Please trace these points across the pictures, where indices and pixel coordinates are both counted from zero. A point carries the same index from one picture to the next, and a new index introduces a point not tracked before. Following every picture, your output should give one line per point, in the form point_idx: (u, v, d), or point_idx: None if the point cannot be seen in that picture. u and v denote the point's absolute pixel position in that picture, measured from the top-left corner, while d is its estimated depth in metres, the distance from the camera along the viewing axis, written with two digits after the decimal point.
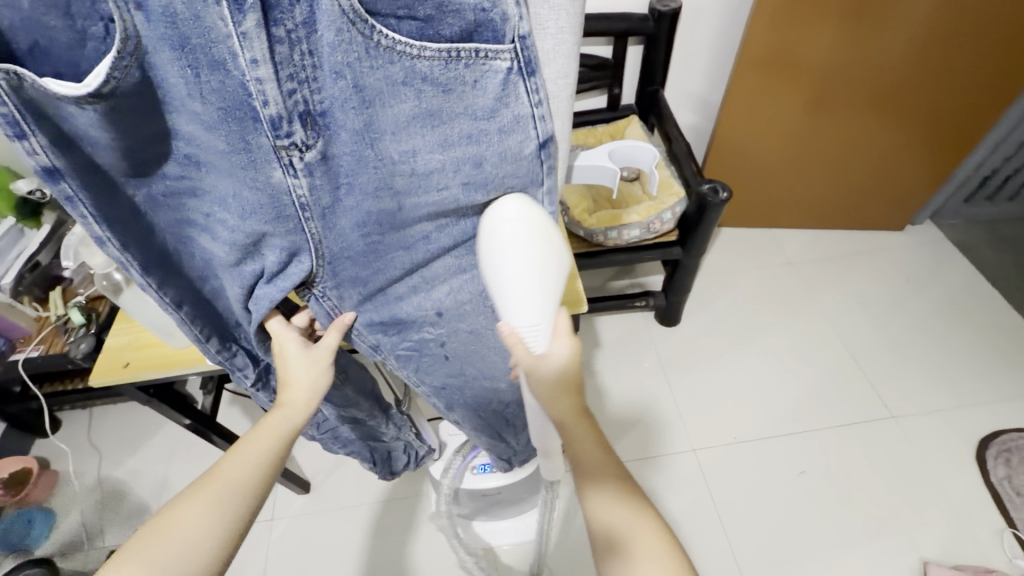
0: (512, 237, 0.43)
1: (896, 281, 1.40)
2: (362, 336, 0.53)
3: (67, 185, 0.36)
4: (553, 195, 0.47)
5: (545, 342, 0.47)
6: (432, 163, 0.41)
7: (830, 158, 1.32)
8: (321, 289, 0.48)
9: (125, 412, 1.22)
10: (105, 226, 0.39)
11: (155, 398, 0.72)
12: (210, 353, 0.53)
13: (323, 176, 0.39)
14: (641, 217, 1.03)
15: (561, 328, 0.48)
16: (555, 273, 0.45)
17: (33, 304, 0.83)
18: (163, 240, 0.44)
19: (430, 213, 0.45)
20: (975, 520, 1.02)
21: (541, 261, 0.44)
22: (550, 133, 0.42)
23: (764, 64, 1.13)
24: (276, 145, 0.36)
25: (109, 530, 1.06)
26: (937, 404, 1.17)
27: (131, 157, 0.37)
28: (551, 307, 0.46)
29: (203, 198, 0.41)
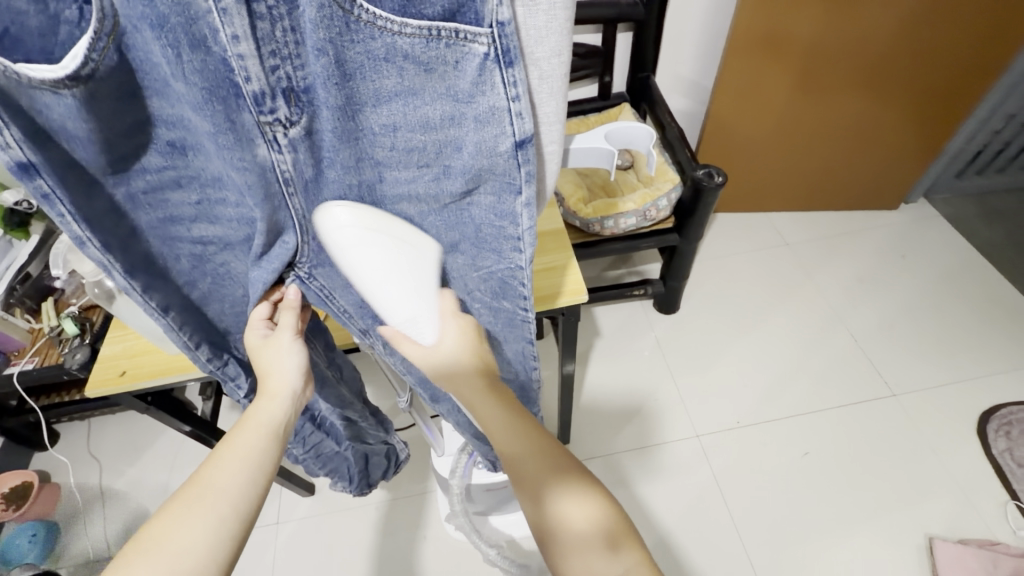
0: (352, 243, 0.42)
1: (892, 258, 1.40)
2: (333, 299, 0.52)
3: (44, 181, 0.35)
4: (530, 207, 0.42)
5: (429, 330, 0.50)
6: (413, 143, 0.39)
7: (823, 139, 1.32)
8: (304, 268, 0.48)
9: (123, 422, 1.21)
10: (86, 226, 0.38)
11: (153, 405, 0.71)
12: (200, 361, 0.52)
13: (307, 151, 0.39)
14: (637, 205, 1.03)
15: (447, 310, 0.51)
16: (411, 266, 0.46)
17: (25, 316, 0.82)
18: (147, 243, 0.44)
19: (414, 201, 0.44)
20: (980, 494, 1.02)
21: (391, 257, 0.44)
22: (529, 132, 0.38)
23: (755, 43, 1.12)
24: (259, 120, 0.36)
25: (114, 540, 1.05)
26: (936, 379, 1.17)
27: (106, 149, 0.37)
28: (425, 296, 0.48)
29: (186, 187, 0.42)
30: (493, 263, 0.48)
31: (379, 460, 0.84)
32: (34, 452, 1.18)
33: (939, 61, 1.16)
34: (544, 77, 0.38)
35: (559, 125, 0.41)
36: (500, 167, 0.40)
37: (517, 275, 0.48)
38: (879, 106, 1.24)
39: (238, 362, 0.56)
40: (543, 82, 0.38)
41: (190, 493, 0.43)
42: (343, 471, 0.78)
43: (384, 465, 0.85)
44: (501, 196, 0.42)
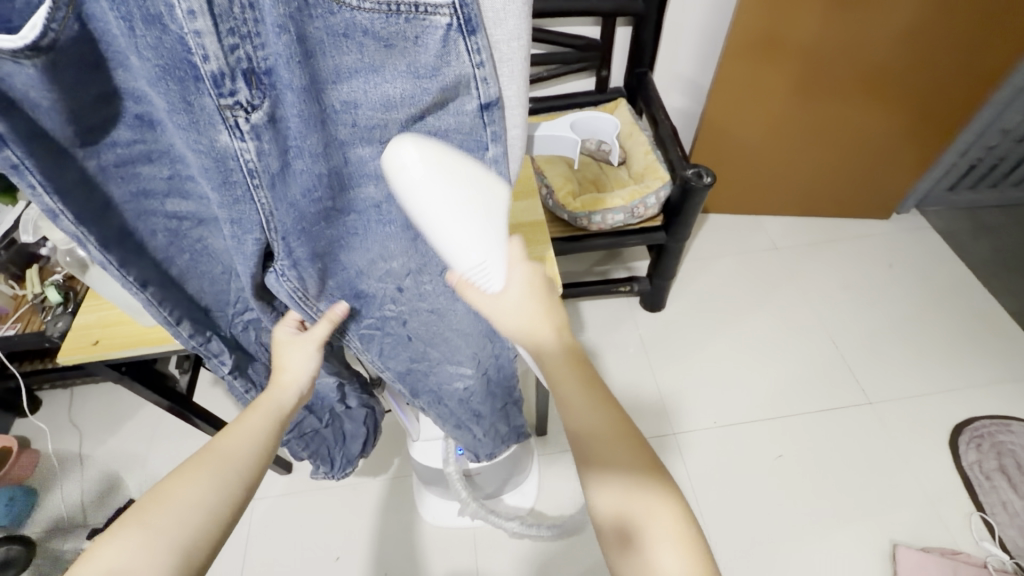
0: (425, 189, 0.37)
1: (879, 268, 1.40)
2: (309, 301, 0.49)
3: (12, 153, 0.34)
4: (500, 163, 0.43)
5: (500, 280, 0.44)
6: (375, 121, 0.39)
7: (824, 145, 1.32)
8: (279, 265, 0.45)
9: (105, 392, 1.22)
10: (57, 198, 0.38)
11: (127, 376, 0.71)
12: (182, 336, 0.52)
13: (271, 140, 0.37)
14: (625, 202, 1.03)
15: (514, 257, 0.46)
16: (484, 210, 0.40)
17: (9, 282, 0.86)
18: (123, 216, 0.43)
19: (379, 181, 0.44)
20: (945, 503, 1.04)
21: (468, 201, 0.38)
22: (494, 95, 0.39)
23: (752, 44, 1.12)
24: (219, 105, 0.34)
25: (92, 508, 1.06)
26: (913, 390, 1.19)
27: (75, 121, 0.36)
28: (500, 242, 0.43)
29: (157, 161, 0.42)
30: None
31: (354, 430, 0.80)
32: (16, 417, 1.18)
33: (933, 70, 1.15)
34: (505, 60, 0.39)
35: (521, 110, 0.43)
36: (467, 129, 0.41)
37: None
38: (875, 115, 1.24)
39: (221, 339, 0.57)
40: (503, 65, 0.39)
41: (200, 461, 0.45)
42: (324, 454, 0.79)
43: (363, 437, 0.81)
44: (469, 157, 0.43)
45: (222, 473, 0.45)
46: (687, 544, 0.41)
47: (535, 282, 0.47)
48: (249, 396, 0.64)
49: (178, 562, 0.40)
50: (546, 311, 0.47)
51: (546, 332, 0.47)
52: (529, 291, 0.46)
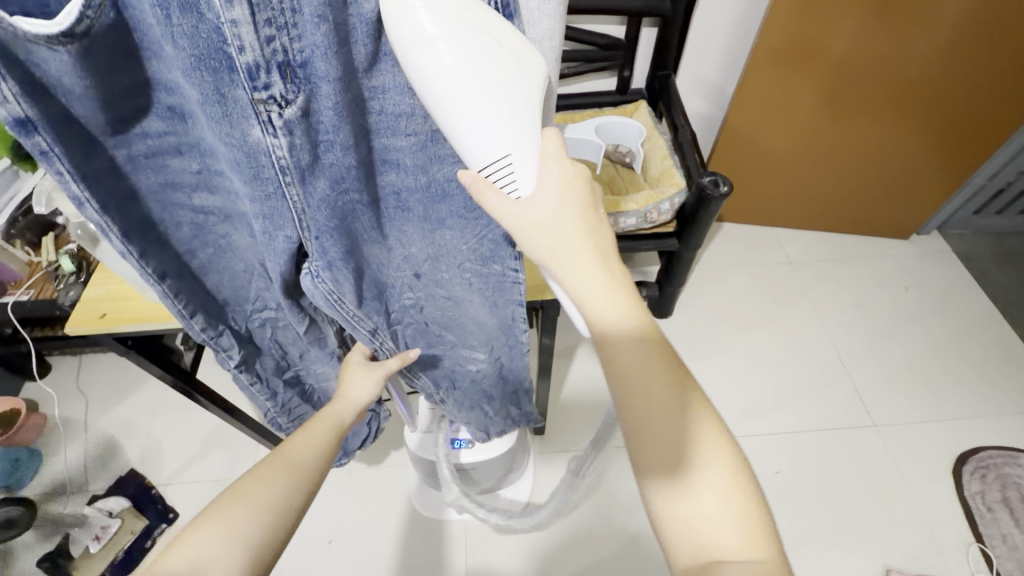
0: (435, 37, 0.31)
1: (894, 288, 1.38)
2: (343, 302, 0.49)
3: (42, 139, 0.34)
4: None
5: (529, 178, 0.37)
6: (401, 106, 0.39)
7: (848, 163, 1.30)
8: (312, 265, 0.44)
9: (113, 361, 1.24)
10: (83, 184, 0.38)
11: (133, 349, 0.71)
12: (194, 329, 0.53)
13: (304, 134, 0.36)
14: (639, 206, 1.01)
15: (549, 150, 0.37)
16: (496, 74, 0.33)
17: (25, 248, 0.93)
18: (147, 207, 0.44)
19: (399, 170, 0.43)
20: (943, 531, 1.03)
21: (478, 59, 0.33)
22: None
23: (782, 52, 1.10)
24: (253, 98, 0.33)
25: (95, 473, 1.08)
26: (920, 415, 1.17)
27: (105, 107, 0.36)
28: (523, 128, 0.36)
29: (186, 154, 0.42)
30: (484, 237, 0.50)
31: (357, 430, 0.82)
32: (25, 380, 1.21)
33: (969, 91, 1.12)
34: None
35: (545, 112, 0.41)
36: None
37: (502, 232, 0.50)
38: (903, 133, 1.22)
39: (232, 333, 0.58)
40: None
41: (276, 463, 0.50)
42: None
43: (363, 434, 0.83)
44: None
45: (293, 475, 0.49)
46: (746, 520, 0.39)
47: (579, 189, 0.38)
48: (254, 388, 0.65)
49: (249, 558, 0.43)
50: (593, 232, 0.38)
51: (588, 252, 0.38)
52: (566, 196, 0.38)
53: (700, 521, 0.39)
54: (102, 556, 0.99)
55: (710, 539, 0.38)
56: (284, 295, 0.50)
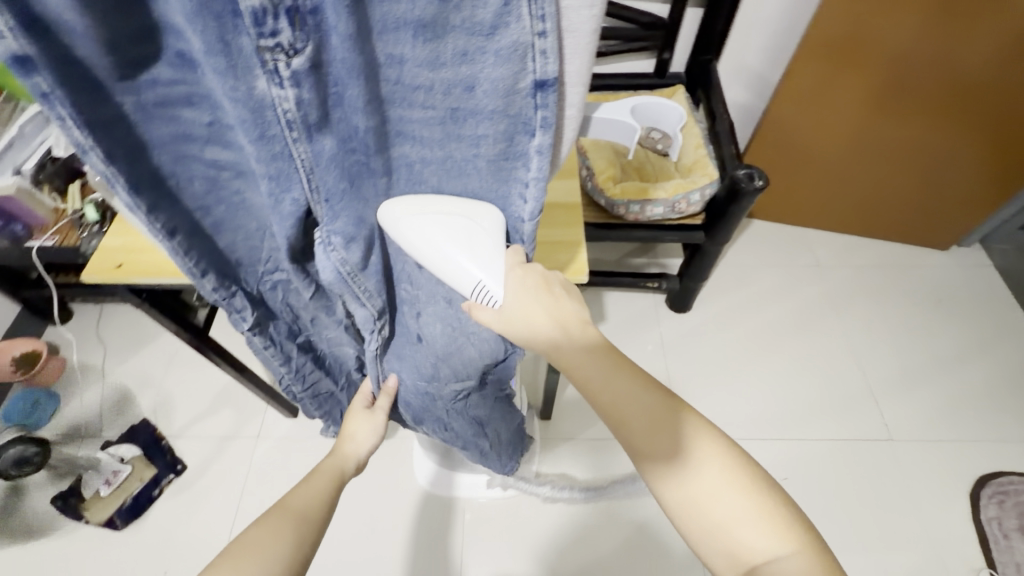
0: (414, 227, 0.45)
1: (928, 300, 1.32)
2: (356, 279, 0.48)
3: (42, 80, 0.30)
4: (544, 154, 0.40)
5: (499, 294, 0.47)
6: (419, 80, 0.36)
7: (888, 167, 1.24)
8: (323, 231, 0.43)
9: (132, 312, 1.26)
10: (87, 133, 0.34)
11: (147, 302, 0.71)
12: (205, 289, 0.49)
13: (312, 88, 0.33)
14: (668, 195, 0.99)
15: (511, 265, 0.47)
16: (462, 234, 0.45)
17: (51, 193, 0.99)
18: (157, 160, 0.39)
19: (416, 142, 0.41)
20: (952, 552, 1.00)
21: (446, 231, 0.45)
22: (553, 74, 0.35)
23: (827, 45, 1.05)
24: (259, 46, 0.31)
25: (108, 420, 1.11)
26: (940, 434, 1.12)
27: (112, 51, 0.32)
28: (488, 259, 0.47)
29: (198, 106, 0.37)
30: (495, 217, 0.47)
31: None
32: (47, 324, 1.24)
33: None
34: (571, 29, 0.34)
35: (582, 89, 0.38)
36: (516, 108, 0.37)
37: (520, 229, 0.47)
38: (952, 138, 1.14)
39: (244, 295, 0.54)
40: (570, 37, 0.34)
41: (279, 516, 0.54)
42: (336, 414, 0.82)
43: None
44: (515, 138, 0.40)
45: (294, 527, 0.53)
46: (766, 512, 0.43)
47: (532, 283, 0.47)
48: (268, 351, 0.63)
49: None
50: (554, 309, 0.47)
51: (548, 328, 0.47)
52: (523, 294, 0.47)
53: (725, 526, 0.43)
54: (111, 500, 1.02)
55: (738, 542, 0.42)
56: (291, 257, 0.48)
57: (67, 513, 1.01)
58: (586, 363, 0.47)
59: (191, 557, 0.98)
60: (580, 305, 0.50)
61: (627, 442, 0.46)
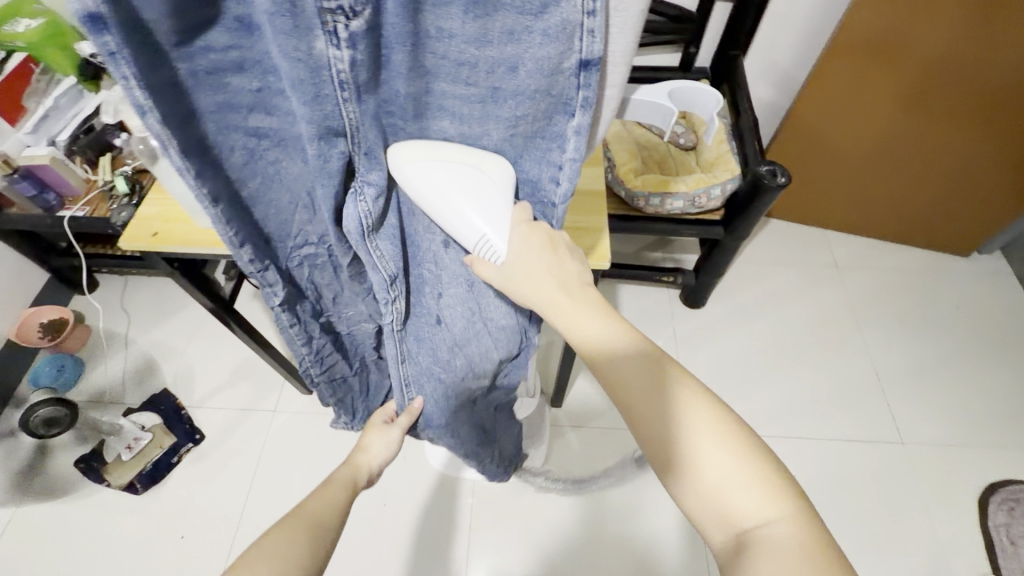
0: (419, 171, 0.44)
1: (945, 306, 1.31)
2: (371, 239, 0.49)
3: (112, 40, 0.31)
4: (581, 134, 0.42)
5: (502, 247, 0.46)
6: (465, 57, 0.37)
7: (907, 174, 1.24)
8: (360, 179, 0.44)
9: (156, 285, 1.29)
10: (148, 95, 0.35)
11: (179, 272, 0.74)
12: (242, 260, 0.50)
13: (367, 50, 0.35)
14: (689, 188, 0.99)
15: (516, 221, 0.47)
16: (466, 181, 0.44)
17: (84, 165, 1.02)
18: (203, 128, 0.40)
19: (455, 119, 0.42)
20: (958, 557, 1.00)
21: (451, 178, 0.44)
22: (598, 54, 0.36)
23: (858, 45, 1.04)
24: (321, 7, 0.32)
25: (132, 388, 1.14)
26: (950, 439, 1.12)
27: (175, 15, 0.33)
28: (494, 212, 0.45)
29: (247, 72, 0.38)
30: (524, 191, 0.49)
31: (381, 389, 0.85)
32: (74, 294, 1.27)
33: None
34: (619, 9, 0.35)
35: (624, 68, 0.38)
36: (558, 87, 0.39)
37: (551, 211, 0.49)
38: (977, 144, 1.13)
39: (277, 269, 0.55)
40: (617, 16, 0.35)
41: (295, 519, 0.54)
42: (349, 403, 0.82)
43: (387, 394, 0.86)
44: (553, 116, 0.42)
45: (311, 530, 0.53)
46: (757, 474, 0.40)
47: (537, 238, 0.47)
48: (293, 330, 0.63)
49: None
50: (554, 267, 0.47)
51: (548, 284, 0.47)
52: (526, 248, 0.46)
53: (713, 488, 0.40)
54: (133, 465, 1.05)
55: (728, 504, 0.40)
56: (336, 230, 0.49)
57: (90, 476, 1.04)
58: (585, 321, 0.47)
59: (206, 523, 1.01)
60: (582, 265, 0.49)
61: (618, 398, 0.45)
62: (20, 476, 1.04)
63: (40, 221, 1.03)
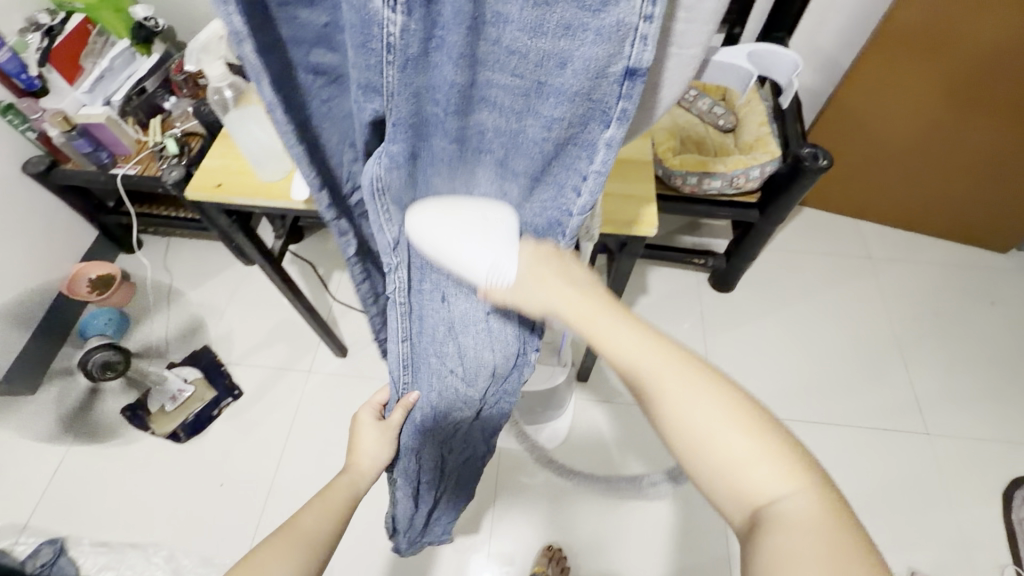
0: (422, 213, 0.42)
1: (981, 301, 1.29)
2: (381, 198, 0.42)
3: None
4: (613, 148, 0.37)
5: (513, 270, 0.41)
6: (516, 45, 0.33)
7: (951, 169, 1.22)
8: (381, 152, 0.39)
9: (197, 247, 1.33)
10: (245, 22, 0.33)
11: (236, 226, 0.77)
12: (321, 205, 0.48)
13: (421, 19, 0.32)
14: (727, 169, 0.99)
15: (526, 252, 0.42)
16: (470, 212, 0.42)
17: (135, 126, 1.08)
18: (286, 62, 0.38)
19: (495, 111, 0.38)
20: (979, 550, 1.00)
21: (454, 213, 0.41)
22: (647, 63, 0.32)
23: (907, 37, 1.03)
24: None
25: (177, 345, 1.19)
26: (978, 432, 1.12)
27: None
28: (502, 238, 0.41)
29: (317, 7, 0.36)
30: None
31: None
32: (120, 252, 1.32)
33: None
34: None
35: (710, 28, 0.35)
36: (600, 94, 0.35)
37: (567, 226, 0.44)
38: None
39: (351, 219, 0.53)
40: None
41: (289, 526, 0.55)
42: None
43: None
44: (590, 125, 0.37)
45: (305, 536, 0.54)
46: (778, 454, 0.36)
47: (544, 258, 0.42)
48: (363, 285, 0.60)
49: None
50: (563, 274, 0.42)
51: (561, 292, 0.41)
52: (535, 268, 0.42)
53: (727, 465, 0.36)
54: (176, 415, 1.10)
55: (740, 480, 0.36)
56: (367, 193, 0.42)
57: (134, 422, 1.09)
58: (597, 315, 0.40)
59: (243, 473, 1.06)
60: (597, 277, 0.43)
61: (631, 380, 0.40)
62: (70, 418, 1.10)
63: (95, 178, 1.08)
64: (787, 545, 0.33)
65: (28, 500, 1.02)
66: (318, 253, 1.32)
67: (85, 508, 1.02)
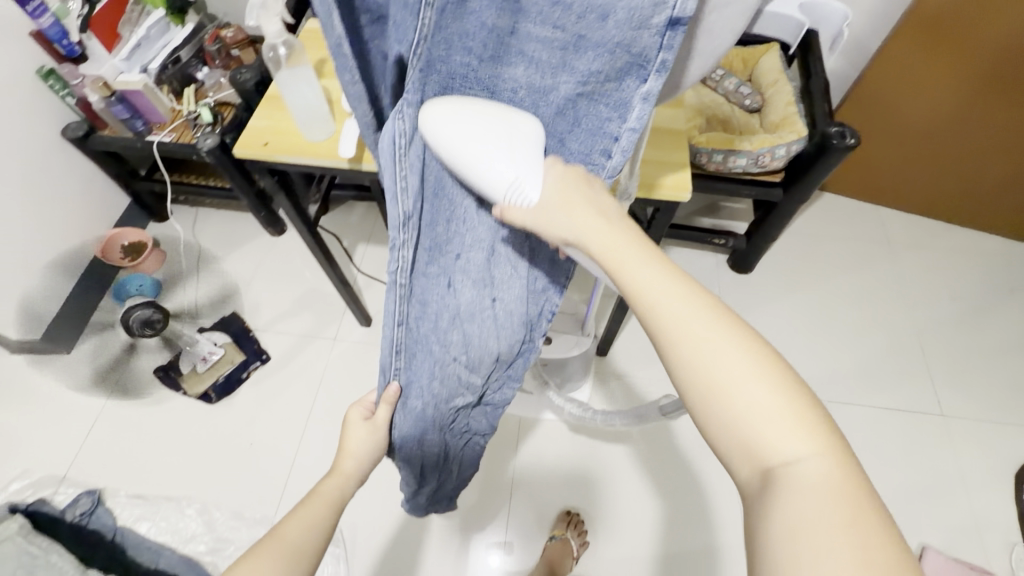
0: (447, 122, 0.38)
1: (1000, 288, 1.29)
2: (403, 158, 0.40)
3: None
4: (648, 102, 0.38)
5: (535, 192, 0.40)
6: None
7: (977, 156, 1.21)
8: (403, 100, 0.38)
9: (224, 217, 1.36)
10: None
11: (277, 187, 0.79)
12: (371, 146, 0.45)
13: None
14: (753, 147, 1.00)
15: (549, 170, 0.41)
16: (496, 127, 0.39)
17: (170, 95, 1.11)
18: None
19: (530, 65, 0.38)
20: (990, 529, 1.02)
21: (481, 124, 0.38)
22: (690, 13, 0.32)
23: (931, 21, 1.05)
24: None
25: (207, 310, 1.22)
26: (992, 415, 1.13)
27: None
28: (528, 159, 0.40)
29: None
30: None
31: None
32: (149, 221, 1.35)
33: None
34: None
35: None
36: (640, 46, 0.34)
37: None
38: None
39: None
40: None
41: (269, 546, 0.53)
42: None
43: None
44: (624, 81, 0.37)
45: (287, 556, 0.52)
46: (805, 420, 0.33)
47: (570, 180, 0.41)
48: None
49: None
50: (586, 202, 0.40)
51: (586, 220, 0.39)
52: (563, 191, 0.40)
53: (745, 419, 0.34)
54: (206, 376, 1.14)
55: (754, 439, 0.33)
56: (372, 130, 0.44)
57: (167, 382, 1.13)
58: (623, 248, 0.38)
59: (271, 435, 1.09)
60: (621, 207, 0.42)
61: (652, 321, 0.37)
62: (104, 378, 1.13)
63: (131, 145, 1.10)
64: (797, 501, 0.31)
65: (64, 456, 1.06)
66: (343, 226, 1.34)
67: (121, 461, 1.06)
